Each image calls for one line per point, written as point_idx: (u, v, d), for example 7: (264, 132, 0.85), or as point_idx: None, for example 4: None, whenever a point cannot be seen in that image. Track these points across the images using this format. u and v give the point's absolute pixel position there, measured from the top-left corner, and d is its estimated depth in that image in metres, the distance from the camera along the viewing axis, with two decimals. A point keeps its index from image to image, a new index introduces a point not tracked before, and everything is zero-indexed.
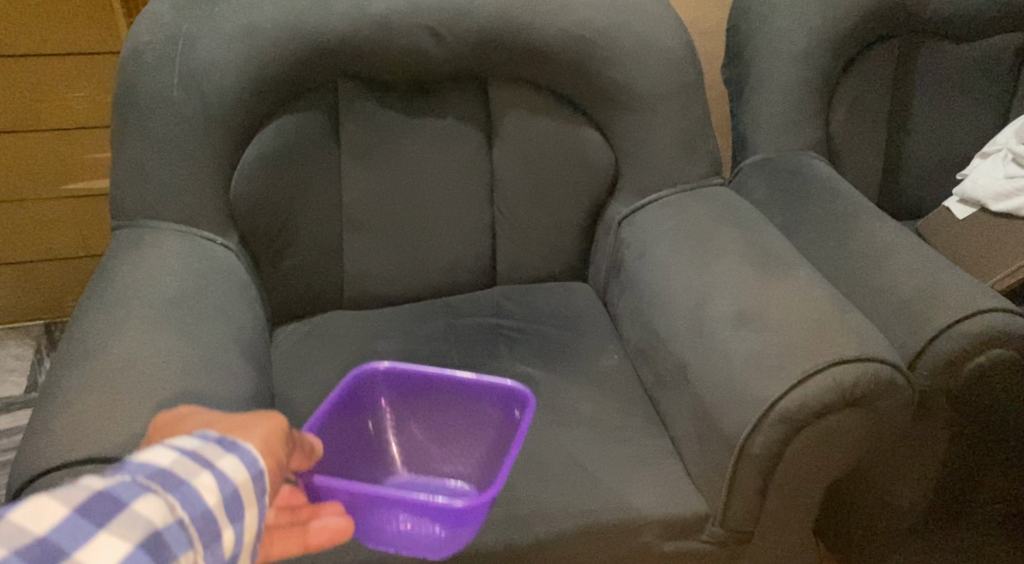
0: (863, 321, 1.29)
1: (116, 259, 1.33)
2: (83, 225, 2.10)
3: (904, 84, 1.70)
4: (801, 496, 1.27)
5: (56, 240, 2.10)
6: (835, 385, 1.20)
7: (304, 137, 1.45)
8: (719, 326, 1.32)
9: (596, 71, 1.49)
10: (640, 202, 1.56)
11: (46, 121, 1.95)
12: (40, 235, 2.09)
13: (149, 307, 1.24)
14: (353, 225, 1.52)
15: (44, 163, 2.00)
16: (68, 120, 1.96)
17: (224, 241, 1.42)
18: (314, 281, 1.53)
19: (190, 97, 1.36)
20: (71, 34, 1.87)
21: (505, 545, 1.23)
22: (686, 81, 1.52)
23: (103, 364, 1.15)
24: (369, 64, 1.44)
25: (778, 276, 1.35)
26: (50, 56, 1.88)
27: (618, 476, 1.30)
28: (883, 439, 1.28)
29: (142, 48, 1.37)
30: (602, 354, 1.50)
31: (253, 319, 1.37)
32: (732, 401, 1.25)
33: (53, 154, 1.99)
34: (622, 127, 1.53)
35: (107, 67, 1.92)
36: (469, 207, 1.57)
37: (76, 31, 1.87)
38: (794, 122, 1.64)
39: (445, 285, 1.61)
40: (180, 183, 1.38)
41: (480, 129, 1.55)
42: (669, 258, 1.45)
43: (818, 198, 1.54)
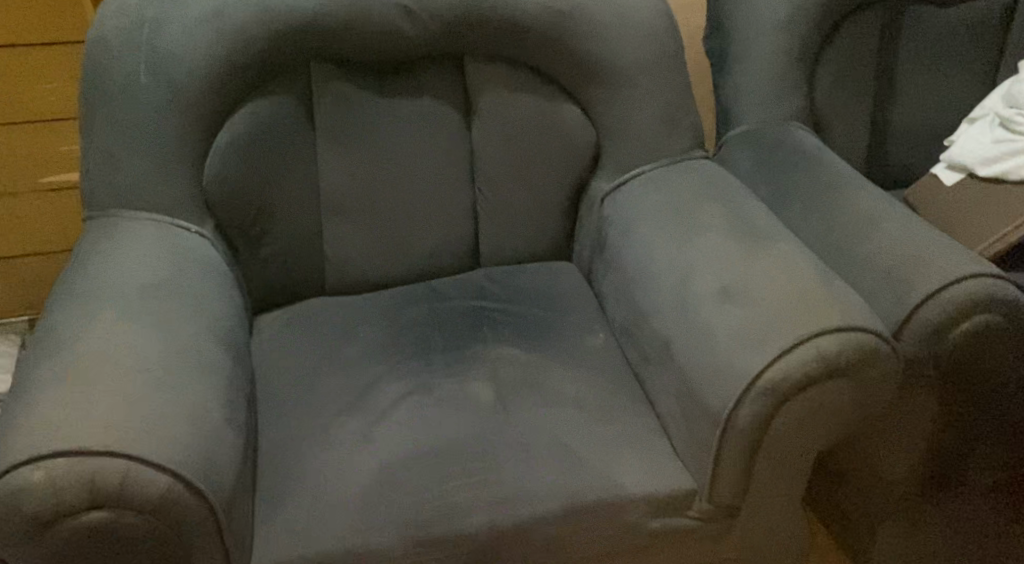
0: (848, 293, 1.27)
1: (89, 250, 1.33)
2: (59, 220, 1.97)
3: (888, 51, 1.67)
4: (789, 468, 1.25)
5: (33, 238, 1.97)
6: (820, 355, 1.19)
7: (277, 123, 1.43)
8: (702, 300, 1.30)
9: (572, 44, 1.47)
10: (622, 178, 1.53)
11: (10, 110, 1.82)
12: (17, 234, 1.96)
13: (122, 297, 1.24)
14: (331, 210, 1.50)
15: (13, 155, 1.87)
16: (35, 109, 1.83)
17: (199, 230, 1.41)
18: (294, 268, 1.51)
19: (158, 83, 1.36)
20: (34, 20, 1.75)
21: (490, 528, 1.21)
22: (664, 53, 1.50)
23: (75, 353, 1.15)
24: (342, 43, 1.43)
25: (761, 250, 1.33)
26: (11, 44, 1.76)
27: (603, 454, 1.29)
28: (870, 410, 1.26)
29: (109, 35, 1.37)
30: (588, 334, 1.48)
31: (230, 306, 1.36)
32: (714, 375, 1.24)
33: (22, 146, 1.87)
34: (601, 102, 1.51)
35: (77, 57, 1.80)
36: (449, 188, 1.54)
37: (38, 16, 1.75)
38: (777, 93, 1.62)
39: (428, 269, 1.58)
40: (152, 171, 1.37)
41: (458, 108, 1.53)
42: (651, 233, 1.43)
43: (803, 169, 1.52)
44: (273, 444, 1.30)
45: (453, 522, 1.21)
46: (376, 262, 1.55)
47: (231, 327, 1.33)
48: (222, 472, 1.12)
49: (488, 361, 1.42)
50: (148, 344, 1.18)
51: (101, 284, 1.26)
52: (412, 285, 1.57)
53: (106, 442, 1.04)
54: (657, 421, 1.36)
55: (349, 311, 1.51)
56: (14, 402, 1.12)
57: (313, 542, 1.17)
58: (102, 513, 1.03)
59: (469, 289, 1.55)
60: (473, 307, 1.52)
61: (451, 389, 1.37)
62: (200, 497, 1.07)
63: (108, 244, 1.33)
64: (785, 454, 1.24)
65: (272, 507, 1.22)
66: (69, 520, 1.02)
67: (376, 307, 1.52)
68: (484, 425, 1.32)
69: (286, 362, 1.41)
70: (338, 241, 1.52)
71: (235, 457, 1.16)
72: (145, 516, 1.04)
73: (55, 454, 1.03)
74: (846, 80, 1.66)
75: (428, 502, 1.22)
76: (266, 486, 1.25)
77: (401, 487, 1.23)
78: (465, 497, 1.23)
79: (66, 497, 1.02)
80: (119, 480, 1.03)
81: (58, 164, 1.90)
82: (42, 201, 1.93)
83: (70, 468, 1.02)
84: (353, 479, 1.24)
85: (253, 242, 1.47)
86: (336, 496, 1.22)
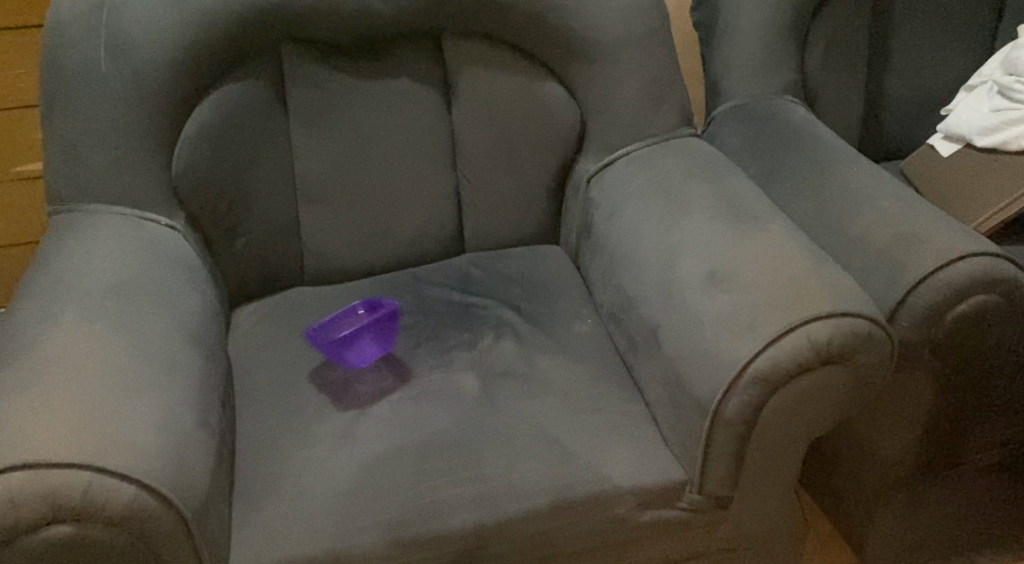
0: (841, 275, 1.23)
1: (54, 248, 1.29)
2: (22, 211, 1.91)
3: (883, 17, 1.61)
4: (781, 455, 1.22)
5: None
6: (811, 343, 1.15)
7: (247, 109, 1.38)
8: (690, 286, 1.26)
9: (554, 22, 1.42)
10: (608, 158, 1.48)
11: None
12: None
13: (86, 296, 1.21)
14: (307, 197, 1.45)
15: None
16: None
17: (169, 222, 1.36)
18: (271, 258, 1.46)
19: (119, 70, 1.31)
20: None
21: (475, 525, 1.18)
22: (648, 26, 1.45)
23: (38, 359, 1.12)
24: (314, 23, 1.38)
25: (749, 231, 1.29)
26: None
27: (589, 446, 1.25)
28: (864, 395, 1.22)
29: (68, 19, 1.32)
30: (575, 320, 1.44)
31: (201, 303, 1.32)
32: (704, 365, 1.20)
33: None
34: (586, 78, 1.45)
35: (34, 42, 1.74)
36: (429, 171, 1.49)
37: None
38: (768, 66, 1.56)
39: (410, 255, 1.53)
40: (117, 162, 1.33)
41: (436, 88, 1.47)
42: (638, 215, 1.39)
43: (793, 144, 1.48)
44: (251, 442, 1.27)
45: (437, 521, 1.17)
46: (356, 250, 1.50)
47: (202, 323, 1.30)
48: (194, 476, 1.11)
49: (473, 351, 1.38)
50: (115, 349, 1.15)
51: (65, 283, 1.23)
52: (394, 272, 1.53)
53: (70, 454, 1.03)
54: (646, 409, 1.32)
55: (330, 300, 1.47)
56: None
57: (292, 545, 1.14)
58: (67, 527, 1.02)
59: (451, 275, 1.51)
60: (456, 294, 1.48)
61: (435, 380, 1.34)
62: (167, 506, 1.06)
63: (73, 242, 1.29)
64: (777, 442, 1.20)
65: (250, 509, 1.19)
66: (33, 533, 1.01)
67: (357, 296, 1.48)
68: (467, 417, 1.28)
69: (263, 357, 1.38)
70: (316, 229, 1.47)
71: (207, 461, 1.14)
72: (111, 527, 1.03)
73: (16, 467, 1.01)
74: (838, 49, 1.61)
75: (409, 501, 1.18)
76: (244, 486, 1.22)
77: (382, 485, 1.20)
78: (447, 495, 1.19)
79: (30, 510, 1.00)
80: (82, 491, 1.01)
81: (20, 153, 1.84)
82: (4, 191, 1.87)
83: (31, 481, 1.01)
84: (334, 479, 1.21)
85: (226, 233, 1.42)
86: (316, 497, 1.19)
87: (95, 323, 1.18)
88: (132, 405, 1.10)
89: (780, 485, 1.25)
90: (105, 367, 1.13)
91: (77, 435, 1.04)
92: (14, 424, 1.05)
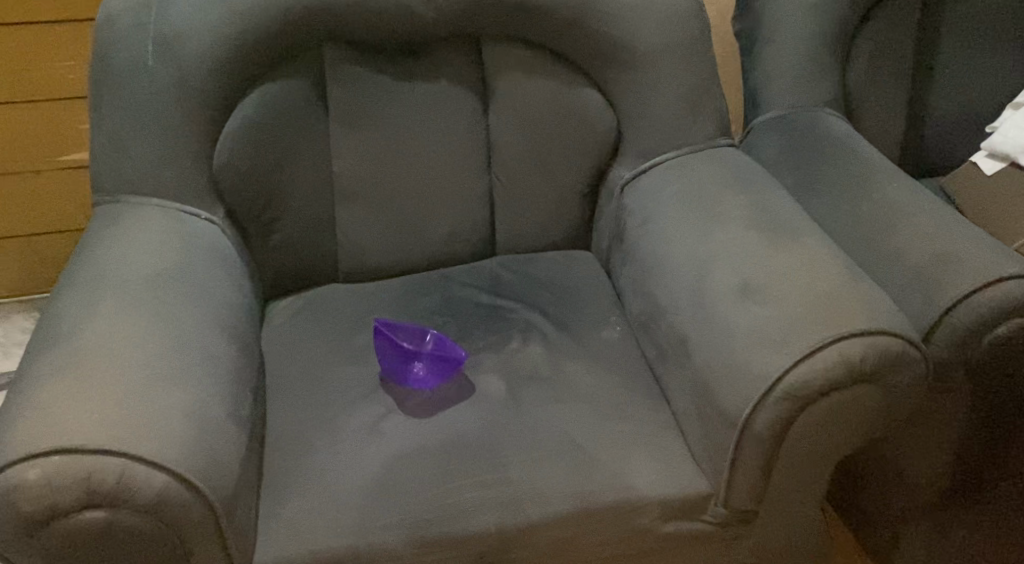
0: (875, 292, 1.22)
1: (97, 239, 1.32)
2: (66, 200, 1.95)
3: (928, 31, 1.60)
4: (807, 473, 1.21)
5: (44, 218, 1.96)
6: (843, 360, 1.14)
7: (288, 107, 1.40)
8: (721, 298, 1.26)
9: (593, 29, 1.43)
10: (644, 166, 1.48)
11: (18, 91, 1.80)
12: (28, 213, 1.95)
13: (126, 287, 1.24)
14: (345, 196, 1.47)
15: (19, 136, 1.85)
16: (43, 89, 1.81)
17: (209, 217, 1.39)
18: (307, 255, 1.48)
19: (165, 66, 1.33)
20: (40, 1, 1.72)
21: (497, 528, 1.18)
22: (688, 34, 1.45)
23: (77, 346, 1.15)
24: (355, 24, 1.39)
25: (783, 244, 1.28)
26: (16, 26, 1.74)
27: (615, 454, 1.25)
28: (896, 416, 1.21)
29: (119, 14, 1.35)
30: (604, 326, 1.44)
31: (237, 297, 1.35)
32: (732, 377, 1.19)
33: (29, 127, 1.85)
34: (624, 85, 1.46)
35: (83, 36, 1.78)
36: (465, 173, 1.50)
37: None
38: (809, 78, 1.55)
39: (443, 256, 1.55)
40: (160, 156, 1.35)
41: (474, 91, 1.48)
42: (672, 224, 1.39)
43: (832, 158, 1.47)
44: (280, 436, 1.29)
45: (460, 522, 1.18)
46: (390, 249, 1.51)
47: (238, 317, 1.33)
48: (224, 467, 1.13)
49: (502, 354, 1.39)
50: (150, 339, 1.18)
51: (106, 273, 1.25)
52: (427, 273, 1.54)
53: (105, 441, 1.05)
54: (673, 418, 1.32)
55: (363, 298, 1.49)
56: (16, 395, 1.12)
57: (315, 540, 1.16)
58: (99, 512, 1.04)
59: (484, 278, 1.52)
60: (487, 297, 1.48)
61: (462, 382, 1.35)
62: (197, 495, 1.08)
63: (116, 233, 1.32)
64: (804, 460, 1.19)
65: (276, 501, 1.20)
66: (67, 518, 1.04)
67: (390, 295, 1.49)
68: (494, 421, 1.29)
69: (295, 352, 1.40)
70: (352, 227, 1.49)
71: (237, 454, 1.16)
72: (141, 515, 1.05)
73: (53, 451, 1.04)
74: (881, 62, 1.59)
75: (432, 501, 1.19)
76: (271, 479, 1.23)
77: (407, 483, 1.21)
78: (471, 497, 1.20)
79: (65, 494, 1.03)
80: (115, 477, 1.04)
81: (67, 144, 1.89)
82: (51, 179, 1.92)
83: (67, 465, 1.04)
84: (358, 476, 1.22)
85: (264, 229, 1.45)
86: (340, 492, 1.20)
87: (134, 313, 1.20)
88: (167, 394, 1.13)
89: (808, 502, 1.24)
90: (140, 357, 1.15)
91: (112, 423, 1.07)
92: (52, 410, 1.07)
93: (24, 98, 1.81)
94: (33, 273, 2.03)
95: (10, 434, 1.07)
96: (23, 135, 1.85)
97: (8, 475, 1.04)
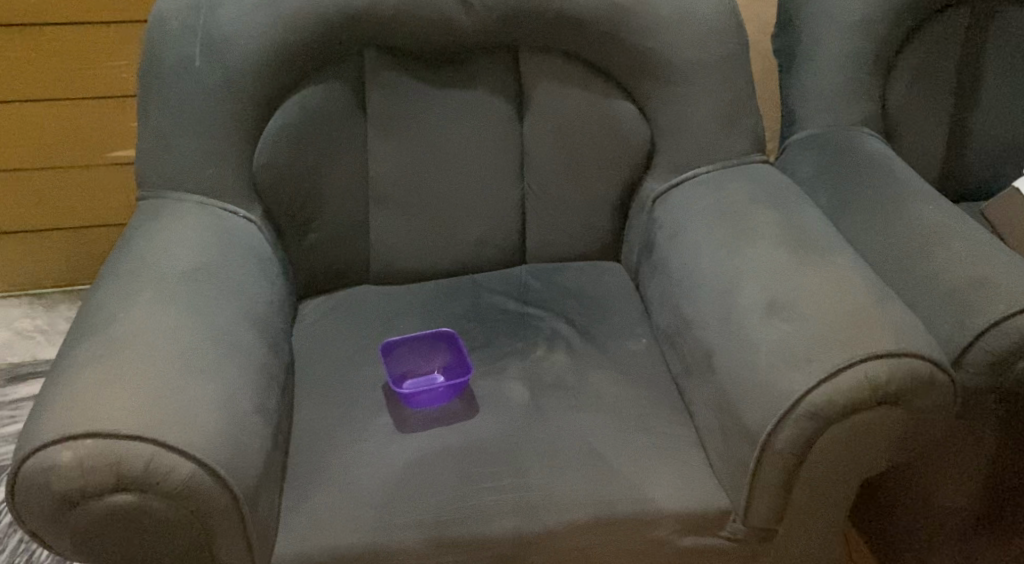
0: (904, 313, 1.21)
1: (139, 232, 1.36)
2: (111, 193, 2.01)
3: (972, 55, 1.59)
4: (828, 495, 1.20)
5: (90, 210, 2.02)
6: (868, 381, 1.13)
7: (328, 111, 1.43)
8: (747, 314, 1.25)
9: (631, 42, 1.44)
10: (676, 179, 1.49)
11: (73, 89, 1.87)
12: (74, 204, 2.01)
13: (164, 280, 1.27)
14: (380, 199, 1.50)
15: (72, 131, 1.92)
16: (97, 87, 1.88)
17: (247, 215, 1.42)
18: (340, 255, 1.51)
19: (211, 66, 1.37)
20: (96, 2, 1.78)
21: (514, 533, 1.19)
22: (727, 51, 1.45)
23: (113, 335, 1.18)
24: (396, 32, 1.42)
25: (811, 262, 1.27)
26: (73, 26, 1.80)
27: (635, 466, 1.25)
28: (922, 441, 1.20)
29: (169, 16, 1.39)
30: (630, 338, 1.44)
31: (270, 294, 1.38)
32: (754, 393, 1.19)
33: (81, 123, 1.91)
34: (659, 99, 1.46)
35: (135, 37, 1.84)
36: (498, 181, 1.52)
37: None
38: (847, 97, 1.55)
39: (473, 262, 1.57)
40: (203, 155, 1.39)
41: (510, 100, 1.50)
42: (702, 238, 1.39)
43: (867, 178, 1.46)
44: (305, 432, 1.31)
45: (478, 525, 1.19)
46: (423, 253, 1.54)
47: (271, 313, 1.36)
48: (250, 460, 1.15)
49: (527, 361, 1.40)
50: (184, 331, 1.21)
51: (146, 266, 1.29)
52: (456, 278, 1.56)
53: (136, 428, 1.08)
54: (694, 432, 1.32)
55: (394, 300, 1.51)
56: (53, 380, 1.15)
57: (335, 535, 1.18)
58: (128, 496, 1.07)
59: (513, 286, 1.53)
60: (515, 305, 1.50)
61: (486, 386, 1.36)
62: (223, 484, 1.11)
63: (158, 228, 1.35)
64: (825, 481, 1.18)
65: (298, 496, 1.23)
66: (97, 500, 1.07)
67: (419, 299, 1.51)
68: (516, 427, 1.30)
69: (324, 350, 1.42)
70: (385, 231, 1.51)
71: (263, 447, 1.19)
72: (168, 501, 1.08)
73: (87, 435, 1.08)
74: (922, 83, 1.59)
75: (451, 503, 1.21)
76: (295, 474, 1.26)
77: (426, 484, 1.23)
78: (489, 501, 1.21)
79: (96, 477, 1.06)
80: (145, 463, 1.07)
81: (116, 141, 1.95)
82: (99, 175, 1.98)
83: (99, 449, 1.07)
84: (378, 474, 1.24)
85: (300, 229, 1.48)
86: (361, 489, 1.22)
87: (170, 305, 1.24)
88: (197, 385, 1.16)
89: (830, 524, 1.23)
90: (173, 347, 1.18)
91: (144, 411, 1.10)
92: (87, 396, 1.11)
93: (79, 95, 1.88)
94: (77, 264, 2.09)
95: (45, 418, 1.10)
96: (75, 130, 1.92)
97: (43, 456, 1.07)
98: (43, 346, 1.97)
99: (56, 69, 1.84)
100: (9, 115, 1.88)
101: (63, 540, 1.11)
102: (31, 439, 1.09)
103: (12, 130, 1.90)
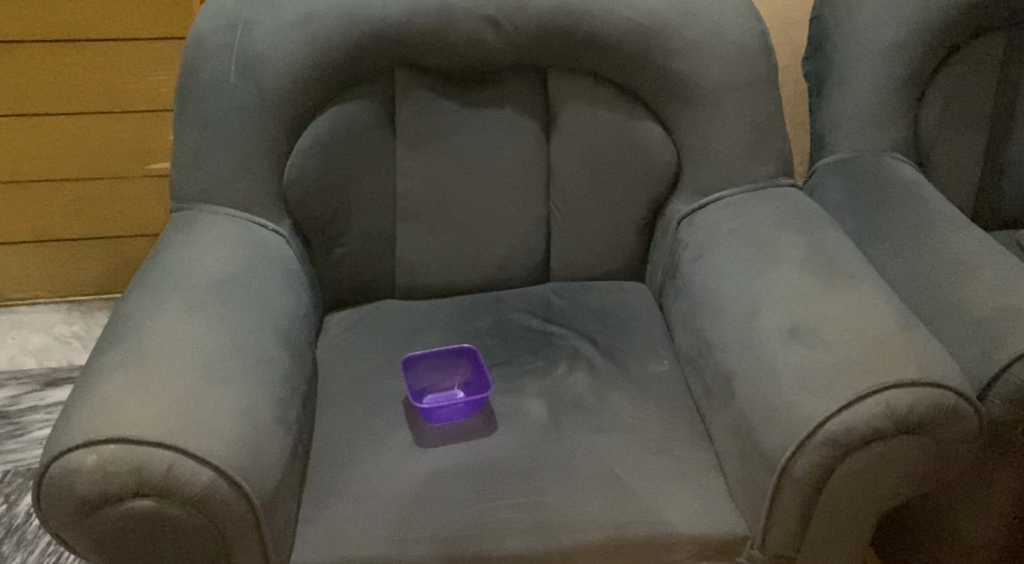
0: (930, 342, 1.19)
1: (172, 242, 1.38)
2: (147, 204, 2.06)
3: (1006, 83, 1.58)
4: (849, 525, 1.18)
5: (129, 218, 2.07)
6: (889, 410, 1.12)
7: (358, 128, 1.45)
8: (769, 339, 1.24)
9: (659, 63, 1.44)
10: (702, 201, 1.49)
11: (113, 103, 1.92)
12: (114, 213, 2.06)
13: (193, 290, 1.29)
14: (408, 215, 1.51)
15: (111, 144, 1.97)
16: (136, 102, 1.93)
17: (275, 228, 1.44)
18: (366, 269, 1.53)
19: (245, 82, 1.39)
20: (141, 18, 1.83)
21: (528, 552, 1.19)
22: (755, 73, 1.45)
23: (142, 343, 1.21)
24: (427, 50, 1.44)
25: (834, 288, 1.26)
26: (117, 42, 1.85)
27: (654, 489, 1.24)
28: (945, 472, 1.18)
29: (205, 31, 1.41)
30: (653, 359, 1.44)
31: (295, 304, 1.39)
32: (774, 418, 1.18)
33: (120, 136, 1.96)
34: (687, 121, 1.46)
35: (177, 52, 1.89)
36: (525, 198, 1.53)
37: (144, 15, 1.83)
38: (877, 122, 1.54)
39: (497, 279, 1.58)
40: (234, 169, 1.41)
41: (538, 120, 1.51)
42: (726, 261, 1.38)
43: (896, 204, 1.45)
44: (325, 443, 1.32)
45: (492, 542, 1.19)
46: (448, 268, 1.55)
47: (296, 325, 1.37)
48: (268, 469, 1.16)
49: (549, 380, 1.40)
50: (209, 339, 1.23)
51: (176, 276, 1.32)
52: (481, 295, 1.58)
53: (157, 434, 1.10)
54: (714, 456, 1.31)
55: (418, 315, 1.52)
56: (80, 386, 1.18)
57: (350, 545, 1.19)
58: (147, 501, 1.09)
59: (537, 304, 1.54)
60: (537, 324, 1.50)
61: (506, 403, 1.37)
62: (239, 492, 1.12)
63: (190, 238, 1.38)
64: (845, 510, 1.17)
65: (315, 507, 1.24)
66: (117, 504, 1.09)
67: (445, 314, 1.53)
68: (535, 445, 1.30)
69: (348, 362, 1.44)
70: (412, 246, 1.53)
71: (281, 456, 1.20)
72: (186, 507, 1.10)
73: (110, 440, 1.10)
74: (955, 110, 1.58)
75: (466, 518, 1.21)
76: (312, 484, 1.27)
77: (442, 499, 1.23)
78: (504, 519, 1.21)
79: (117, 482, 1.08)
80: (165, 469, 1.09)
81: (152, 154, 2.00)
82: (136, 186, 2.03)
83: (120, 454, 1.09)
84: (397, 487, 1.25)
85: (328, 242, 1.50)
86: (378, 502, 1.23)
87: (196, 316, 1.26)
88: (219, 393, 1.17)
89: (849, 554, 1.21)
90: (196, 356, 1.20)
91: (165, 418, 1.12)
92: (111, 403, 1.13)
93: (118, 110, 1.93)
94: (118, 272, 2.14)
95: (71, 423, 1.12)
96: (115, 143, 1.97)
97: (65, 460, 1.09)
98: (78, 352, 2.01)
99: (97, 83, 1.89)
100: (50, 128, 1.93)
101: (83, 544, 1.13)
102: (56, 444, 1.11)
103: (54, 143, 1.95)
